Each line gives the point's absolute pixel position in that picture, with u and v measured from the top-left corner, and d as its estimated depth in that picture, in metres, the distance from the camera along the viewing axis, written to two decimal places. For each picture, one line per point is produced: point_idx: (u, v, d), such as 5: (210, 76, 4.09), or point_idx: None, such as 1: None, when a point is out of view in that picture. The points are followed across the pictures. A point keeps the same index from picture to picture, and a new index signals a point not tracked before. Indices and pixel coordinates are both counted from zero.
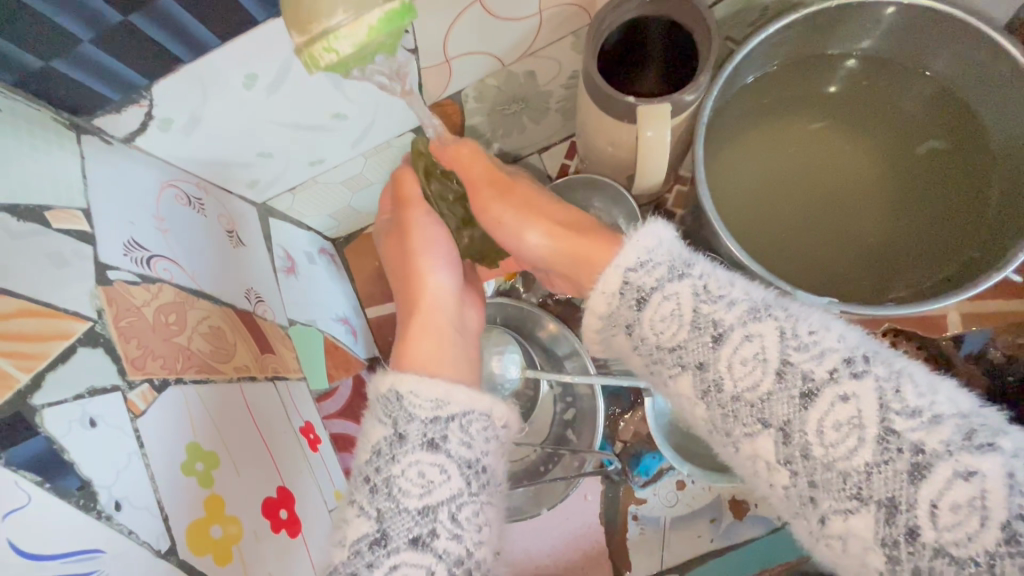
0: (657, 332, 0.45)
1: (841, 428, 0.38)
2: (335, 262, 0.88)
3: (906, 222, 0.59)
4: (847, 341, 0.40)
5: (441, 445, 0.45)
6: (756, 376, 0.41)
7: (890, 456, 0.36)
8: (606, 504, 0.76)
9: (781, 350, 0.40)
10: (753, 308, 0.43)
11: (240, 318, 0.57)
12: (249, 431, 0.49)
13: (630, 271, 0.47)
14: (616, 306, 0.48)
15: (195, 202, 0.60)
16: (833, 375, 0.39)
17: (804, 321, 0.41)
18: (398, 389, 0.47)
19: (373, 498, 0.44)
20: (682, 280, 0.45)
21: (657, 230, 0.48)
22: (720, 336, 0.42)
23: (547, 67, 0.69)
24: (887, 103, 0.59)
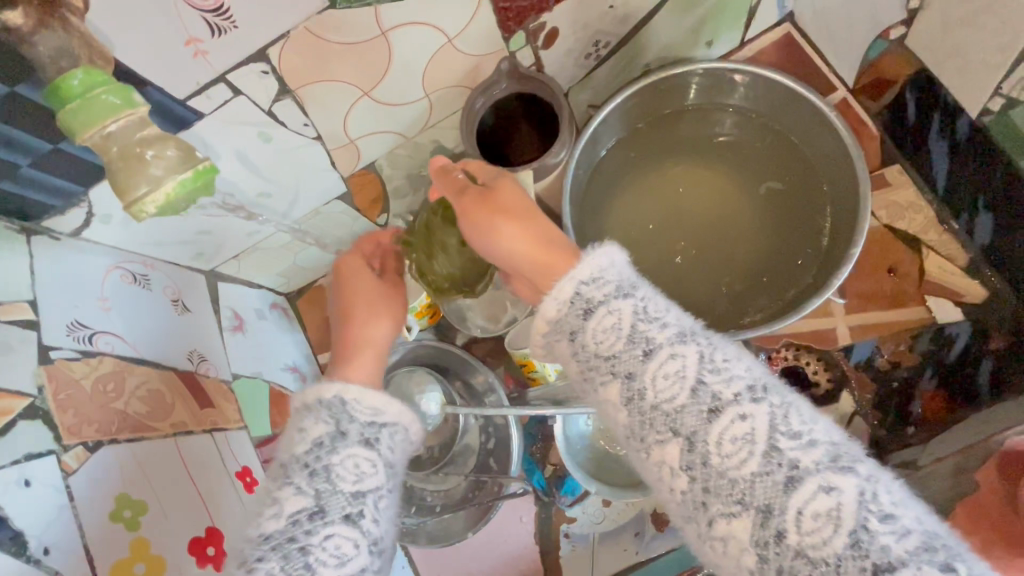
0: (597, 340, 0.50)
1: (736, 442, 0.45)
2: (288, 315, 0.96)
3: (756, 253, 0.69)
4: (752, 372, 0.48)
5: (375, 445, 0.52)
6: (674, 391, 0.47)
7: (771, 469, 0.43)
8: (540, 524, 0.82)
9: (698, 371, 0.47)
10: (681, 333, 0.49)
11: (180, 379, 0.66)
12: (181, 478, 0.56)
13: (581, 285, 0.52)
14: (564, 315, 0.53)
15: (141, 278, 0.69)
16: (737, 397, 0.46)
17: (722, 351, 0.49)
18: (343, 396, 0.53)
19: (309, 480, 0.48)
20: (626, 299, 0.50)
21: (609, 251, 0.53)
22: (649, 351, 0.49)
23: (451, 134, 0.78)
24: (732, 147, 0.70)
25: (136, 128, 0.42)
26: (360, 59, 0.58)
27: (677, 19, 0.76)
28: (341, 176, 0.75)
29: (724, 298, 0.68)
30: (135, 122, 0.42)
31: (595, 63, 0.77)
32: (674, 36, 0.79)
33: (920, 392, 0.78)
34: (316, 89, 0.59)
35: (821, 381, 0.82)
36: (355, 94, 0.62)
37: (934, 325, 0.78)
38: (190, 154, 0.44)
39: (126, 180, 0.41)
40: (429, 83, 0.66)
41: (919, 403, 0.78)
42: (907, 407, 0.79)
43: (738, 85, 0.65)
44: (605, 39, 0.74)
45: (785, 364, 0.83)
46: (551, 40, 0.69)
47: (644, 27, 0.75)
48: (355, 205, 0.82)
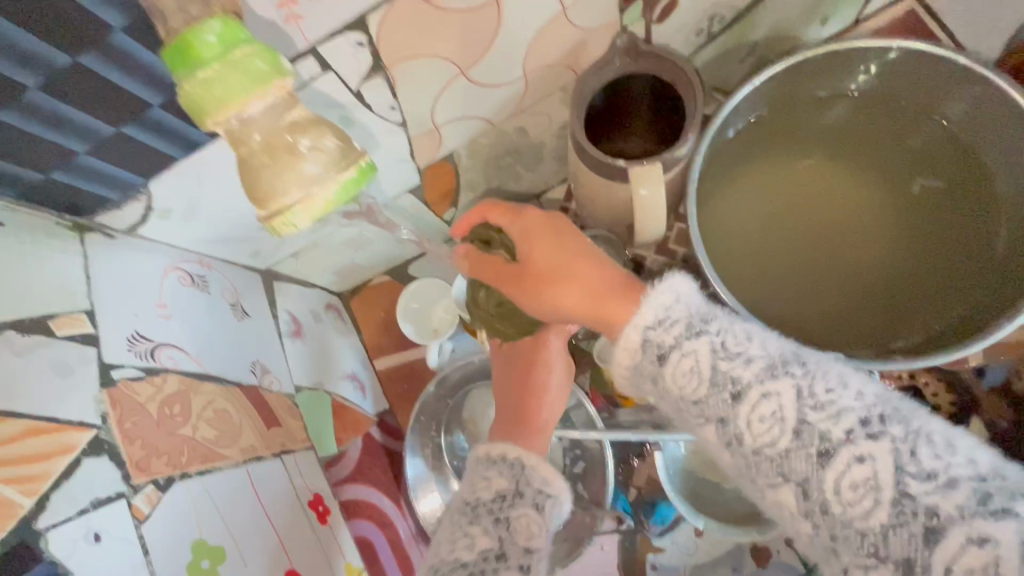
0: (678, 383, 0.42)
1: (858, 489, 0.36)
2: (342, 316, 0.89)
3: (912, 264, 0.57)
4: (867, 398, 0.38)
5: (542, 508, 0.47)
6: (774, 433, 0.38)
7: (905, 520, 0.35)
8: (624, 554, 0.74)
9: (799, 408, 0.38)
10: (772, 364, 0.40)
11: (245, 395, 0.58)
12: (256, 517, 0.49)
13: (649, 329, 0.43)
14: (638, 361, 0.44)
15: (199, 281, 0.61)
16: (850, 437, 0.36)
17: (822, 378, 0.39)
18: (525, 461, 0.49)
19: (496, 529, 0.46)
20: (701, 337, 0.41)
21: (681, 280, 0.44)
22: (738, 394, 0.40)
23: (539, 121, 0.69)
24: (887, 144, 0.59)
25: (280, 113, 0.39)
26: (463, 31, 0.49)
27: None
28: (417, 167, 0.67)
29: (873, 318, 0.57)
30: (283, 103, 0.39)
31: (706, 41, 0.68)
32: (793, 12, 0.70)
33: None
34: (411, 64, 0.50)
35: (943, 404, 0.73)
36: (452, 72, 0.53)
37: None
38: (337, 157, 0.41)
39: (273, 182, 0.39)
40: (530, 61, 0.57)
41: None
42: None
43: (895, 67, 0.54)
44: (722, 13, 0.64)
45: (900, 383, 0.74)
46: (669, 13, 0.60)
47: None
48: (425, 198, 0.74)
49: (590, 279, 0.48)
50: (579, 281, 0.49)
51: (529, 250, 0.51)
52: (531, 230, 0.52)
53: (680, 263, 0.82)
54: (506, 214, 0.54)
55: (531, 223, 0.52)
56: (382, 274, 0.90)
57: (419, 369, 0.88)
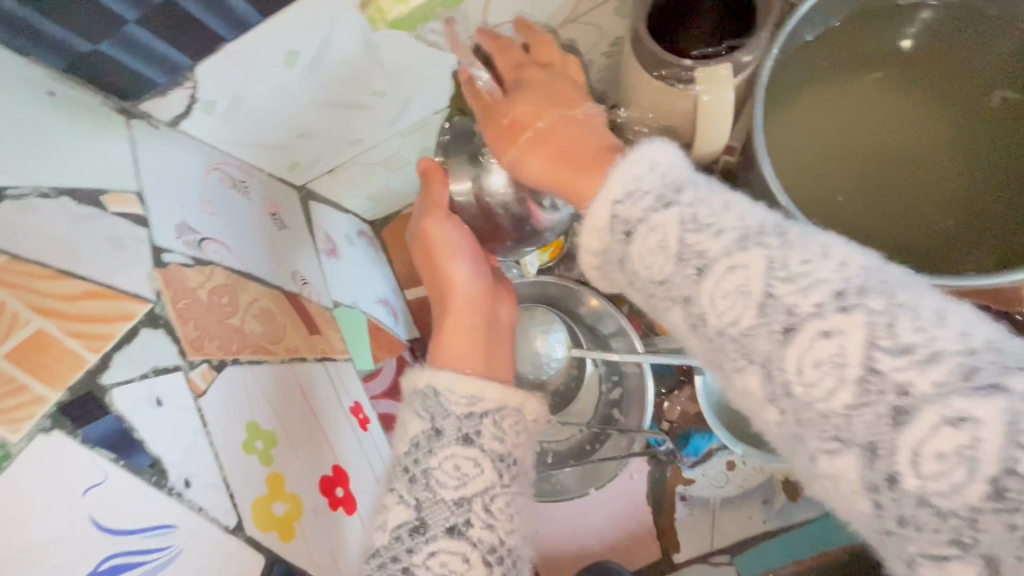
0: (719, 313, 0.34)
1: (945, 458, 0.28)
2: (374, 244, 0.87)
3: (985, 188, 0.54)
4: (973, 340, 0.29)
5: (476, 440, 0.45)
6: (830, 383, 0.30)
7: (1018, 501, 0.26)
8: (654, 483, 0.75)
9: (868, 351, 0.29)
10: (844, 290, 0.31)
11: (287, 300, 0.58)
12: (303, 412, 0.49)
13: (617, 203, 0.38)
14: (656, 262, 0.36)
15: (240, 186, 0.60)
16: (820, 309, 0.31)
17: (800, 249, 0.32)
18: (433, 385, 0.47)
19: (411, 487, 0.45)
20: (670, 209, 0.35)
21: (661, 144, 0.38)
22: (790, 327, 0.31)
23: (590, 34, 0.66)
24: (964, 64, 0.54)
25: None
26: None
27: None
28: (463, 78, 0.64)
29: (939, 243, 0.54)
30: None
31: None
32: None
33: None
34: None
35: None
36: None
37: None
38: None
39: None
40: None
41: None
42: None
43: None
44: None
45: None
46: None
47: None
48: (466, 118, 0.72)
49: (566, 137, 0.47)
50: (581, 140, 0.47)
51: (542, 120, 0.49)
52: (518, 113, 0.50)
53: None
54: (491, 115, 0.52)
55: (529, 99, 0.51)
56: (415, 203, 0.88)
57: None
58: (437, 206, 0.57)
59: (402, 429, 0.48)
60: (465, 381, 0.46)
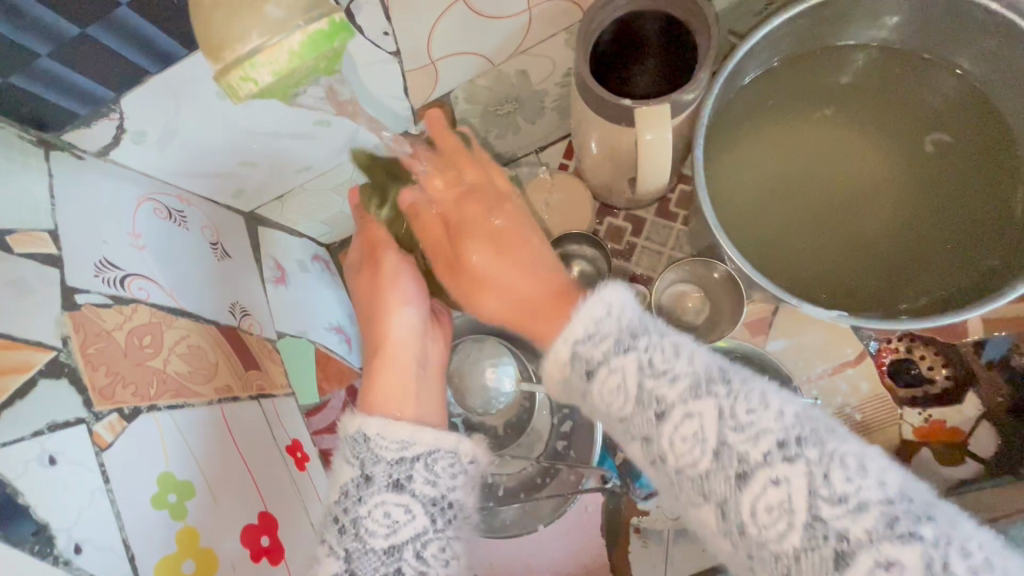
0: (605, 403, 0.39)
1: (772, 512, 0.34)
2: (330, 269, 0.86)
3: (920, 227, 0.55)
4: (787, 419, 0.35)
5: (407, 485, 0.42)
6: (695, 454, 0.35)
7: (817, 543, 0.32)
8: (608, 515, 0.74)
9: (719, 429, 0.35)
10: (696, 384, 0.36)
11: (223, 335, 0.56)
12: (230, 455, 0.47)
13: (577, 344, 0.40)
14: (568, 376, 0.41)
15: (177, 216, 0.58)
16: (766, 458, 0.34)
17: (745, 399, 0.35)
18: (365, 431, 0.43)
19: (340, 538, 0.41)
20: (628, 354, 0.38)
21: (610, 292, 0.40)
22: (661, 413, 0.36)
23: (541, 65, 0.66)
24: (909, 100, 0.55)
25: None
26: None
27: None
28: (411, 108, 0.63)
29: (874, 281, 0.56)
30: None
31: None
32: None
33: None
34: None
35: (938, 378, 0.72)
36: None
37: None
38: (308, 3, 0.38)
39: (231, 27, 0.36)
40: None
41: None
42: None
43: (920, 14, 0.51)
44: None
45: (896, 356, 0.73)
46: None
47: None
48: None
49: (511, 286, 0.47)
50: (523, 284, 0.47)
51: (461, 205, 0.50)
52: (466, 215, 0.49)
53: (680, 227, 0.79)
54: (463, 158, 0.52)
55: (431, 235, 0.50)
56: None
57: None
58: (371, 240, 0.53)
59: (332, 475, 0.44)
60: (399, 425, 0.43)
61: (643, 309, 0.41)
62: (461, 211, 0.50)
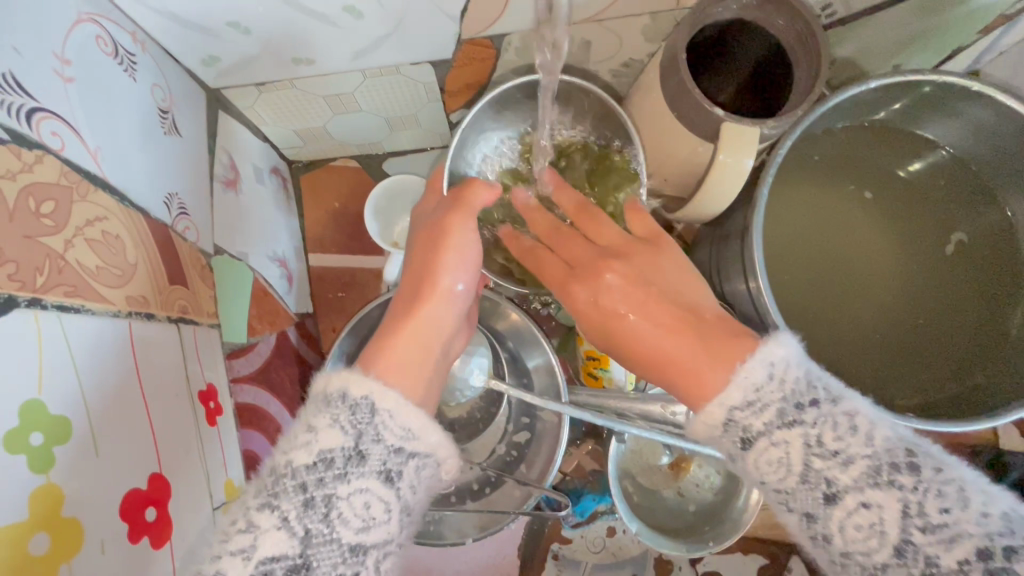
0: (762, 472, 0.36)
1: None
2: (286, 188, 0.73)
3: (923, 326, 0.56)
4: (993, 523, 0.30)
5: (396, 481, 0.36)
6: (871, 544, 0.32)
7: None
8: (529, 535, 0.69)
9: (903, 527, 0.31)
10: (875, 469, 0.33)
11: (150, 230, 0.42)
12: (127, 390, 0.35)
13: (735, 409, 0.37)
14: (717, 437, 0.38)
15: (126, 59, 0.44)
16: (964, 569, 0.30)
17: (937, 496, 0.31)
18: (374, 400, 0.36)
19: (303, 513, 0.33)
20: (795, 427, 0.35)
21: (781, 344, 0.38)
22: (832, 496, 0.33)
23: (608, 43, 0.59)
24: (949, 211, 0.56)
25: None
26: None
27: (906, 23, 0.60)
28: (457, 37, 0.53)
29: (871, 367, 0.56)
30: None
31: None
32: (884, 41, 0.63)
33: None
34: None
35: None
36: None
37: (996, 448, 0.72)
38: None
39: None
40: None
41: None
42: None
43: (980, 128, 0.50)
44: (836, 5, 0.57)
45: None
46: None
47: (873, 16, 0.59)
48: (443, 82, 0.61)
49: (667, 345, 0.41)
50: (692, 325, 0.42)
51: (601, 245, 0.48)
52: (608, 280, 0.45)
53: None
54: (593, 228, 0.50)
55: (563, 247, 0.49)
56: (350, 157, 0.76)
57: (362, 280, 0.75)
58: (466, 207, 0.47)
59: (305, 433, 0.35)
60: (413, 411, 0.37)
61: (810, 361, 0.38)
62: (654, 260, 0.46)
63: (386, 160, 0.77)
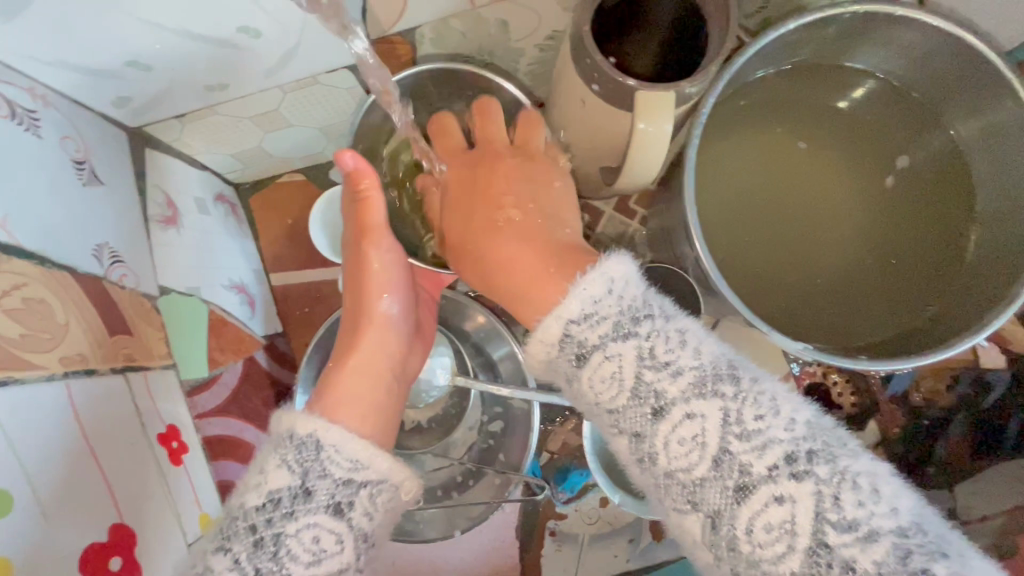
0: (595, 392, 0.37)
1: (771, 530, 0.32)
2: (235, 212, 0.73)
3: (877, 264, 0.55)
4: (797, 430, 0.34)
5: (347, 512, 0.36)
6: (691, 459, 0.34)
7: (818, 570, 0.31)
8: (524, 516, 0.71)
9: (723, 436, 0.33)
10: (702, 380, 0.35)
11: (80, 286, 0.42)
12: (72, 451, 0.36)
13: (571, 323, 0.38)
14: (555, 357, 0.39)
15: (26, 117, 0.43)
16: (772, 474, 0.32)
17: (754, 405, 0.34)
18: (320, 437, 0.37)
19: (253, 553, 0.34)
20: (629, 341, 0.36)
21: (618, 267, 0.39)
22: (660, 410, 0.35)
23: (526, 19, 0.56)
24: (892, 139, 0.55)
25: None
26: None
27: None
28: (366, 38, 0.52)
29: (826, 311, 0.55)
30: None
31: None
32: None
33: (948, 437, 0.71)
34: None
35: (846, 404, 0.73)
36: None
37: (975, 368, 0.72)
38: None
39: None
40: None
41: (945, 445, 0.71)
42: (932, 445, 0.71)
43: (914, 52, 0.49)
44: None
45: (812, 382, 0.73)
46: None
47: None
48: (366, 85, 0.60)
49: (521, 262, 0.45)
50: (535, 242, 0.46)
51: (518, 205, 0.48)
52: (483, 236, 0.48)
53: (637, 226, 0.74)
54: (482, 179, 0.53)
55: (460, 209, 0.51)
56: (296, 170, 0.75)
57: (326, 292, 0.76)
58: (366, 229, 0.47)
59: (256, 476, 0.36)
60: (361, 442, 0.38)
61: (644, 283, 0.40)
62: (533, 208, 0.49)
63: (333, 168, 0.76)
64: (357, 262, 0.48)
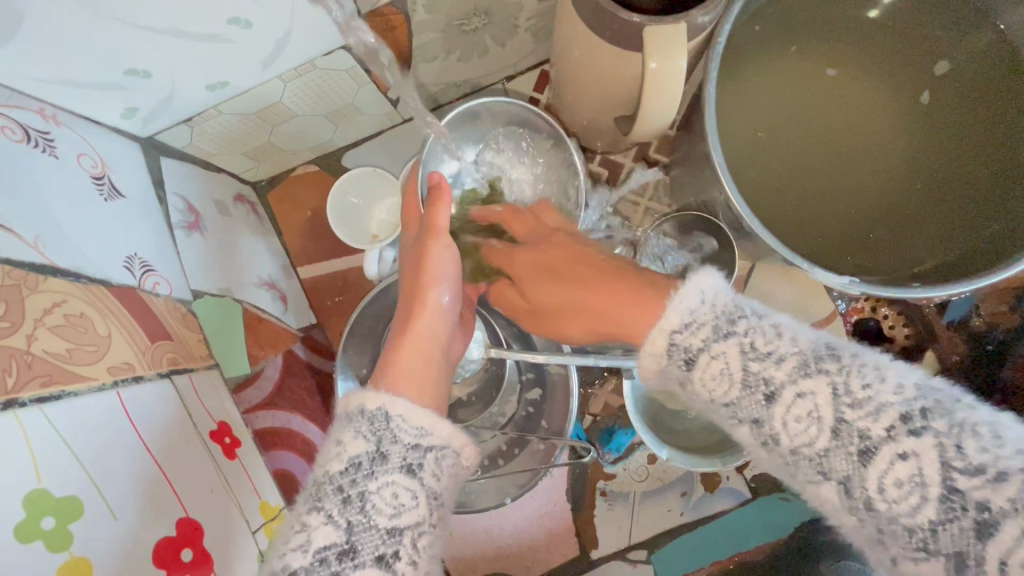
0: (707, 389, 0.36)
1: (902, 486, 0.30)
2: (256, 211, 0.73)
3: (921, 184, 0.51)
4: (908, 392, 0.32)
5: (419, 472, 0.37)
6: (811, 433, 0.33)
7: (954, 515, 0.29)
8: (573, 479, 0.71)
9: (836, 407, 0.32)
10: (805, 361, 0.34)
11: (118, 298, 0.43)
12: (133, 455, 0.38)
13: (674, 332, 0.38)
14: (664, 367, 0.39)
15: (41, 139, 0.43)
16: (891, 434, 0.31)
17: (859, 374, 0.33)
18: (388, 409, 0.38)
19: (343, 509, 0.35)
20: (730, 339, 0.36)
21: (711, 276, 0.39)
22: (771, 395, 0.34)
23: None
24: (929, 44, 0.50)
25: None
26: None
27: None
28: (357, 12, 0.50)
29: (869, 239, 0.52)
30: None
31: None
32: None
33: (1015, 358, 0.65)
34: None
35: (898, 337, 0.70)
36: None
37: None
38: None
39: None
40: None
41: (1012, 367, 0.65)
42: (997, 369, 0.66)
43: None
44: None
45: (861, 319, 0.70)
46: None
47: None
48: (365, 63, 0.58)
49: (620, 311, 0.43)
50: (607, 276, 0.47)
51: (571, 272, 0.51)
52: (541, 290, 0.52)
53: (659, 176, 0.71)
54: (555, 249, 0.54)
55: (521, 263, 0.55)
56: (307, 161, 0.75)
57: (354, 280, 0.76)
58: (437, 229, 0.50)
59: (335, 446, 0.37)
60: (422, 411, 0.38)
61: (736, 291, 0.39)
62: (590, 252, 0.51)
63: (343, 155, 0.76)
64: (417, 252, 0.50)
